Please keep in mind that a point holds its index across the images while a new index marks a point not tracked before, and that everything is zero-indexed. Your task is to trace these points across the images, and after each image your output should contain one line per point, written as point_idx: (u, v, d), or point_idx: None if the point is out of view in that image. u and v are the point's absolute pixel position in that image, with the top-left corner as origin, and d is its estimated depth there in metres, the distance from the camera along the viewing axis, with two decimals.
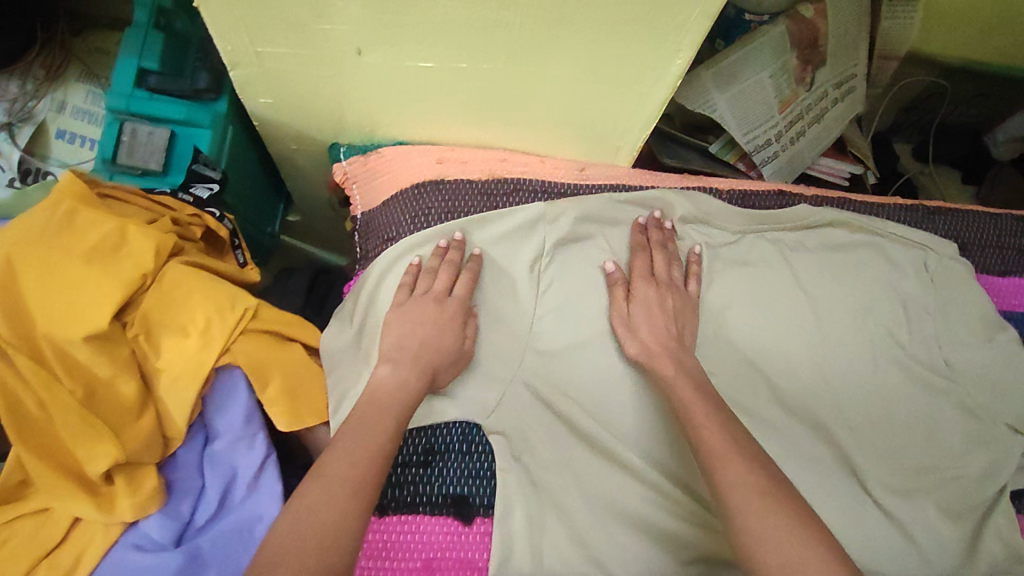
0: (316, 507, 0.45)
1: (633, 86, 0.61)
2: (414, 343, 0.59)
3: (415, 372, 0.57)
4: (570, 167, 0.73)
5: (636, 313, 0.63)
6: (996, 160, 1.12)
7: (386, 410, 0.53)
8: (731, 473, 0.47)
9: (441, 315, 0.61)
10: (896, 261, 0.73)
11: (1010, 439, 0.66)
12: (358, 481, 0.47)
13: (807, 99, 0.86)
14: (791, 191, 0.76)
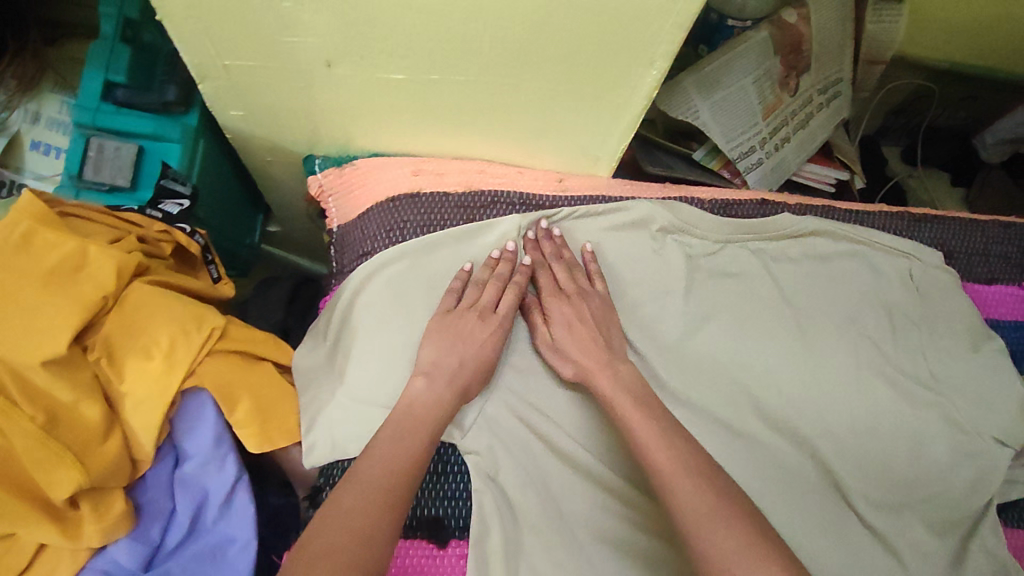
0: (330, 530, 0.46)
1: (608, 97, 0.59)
2: (452, 362, 0.59)
3: (452, 391, 0.58)
4: (549, 178, 0.72)
5: (559, 336, 0.63)
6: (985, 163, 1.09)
7: (410, 430, 0.54)
8: (687, 499, 0.48)
9: (487, 329, 0.61)
10: (880, 269, 0.72)
11: (996, 451, 0.65)
12: (366, 503, 0.48)
13: (791, 105, 0.85)
14: (771, 201, 0.75)
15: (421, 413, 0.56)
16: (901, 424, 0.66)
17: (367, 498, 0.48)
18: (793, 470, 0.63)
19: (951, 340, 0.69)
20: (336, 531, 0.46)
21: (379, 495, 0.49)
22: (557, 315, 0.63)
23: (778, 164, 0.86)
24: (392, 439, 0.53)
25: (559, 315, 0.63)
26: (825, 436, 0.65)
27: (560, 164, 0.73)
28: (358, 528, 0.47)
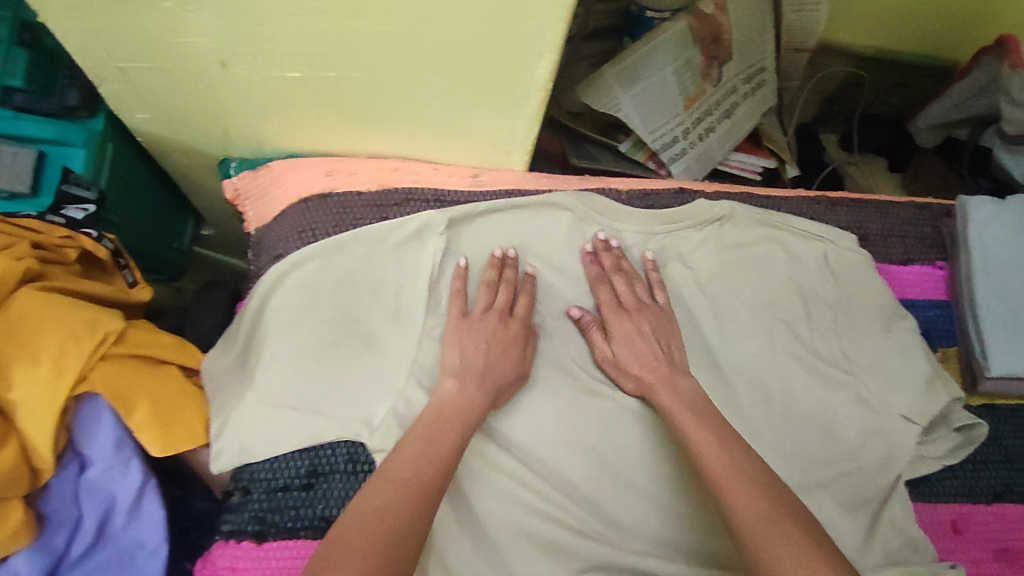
0: (366, 524, 0.47)
1: (505, 90, 0.59)
2: (478, 362, 0.61)
3: (480, 391, 0.59)
4: (464, 174, 0.72)
5: (615, 352, 0.65)
6: (921, 148, 1.10)
7: (444, 429, 0.55)
8: (742, 503, 0.51)
9: (506, 334, 0.63)
10: (798, 255, 0.72)
11: (905, 429, 0.66)
12: (406, 500, 0.49)
13: (714, 95, 0.85)
14: (689, 190, 0.76)
15: (461, 415, 0.57)
16: (814, 406, 0.67)
17: (405, 492, 0.49)
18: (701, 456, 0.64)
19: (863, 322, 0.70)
20: (376, 526, 0.47)
21: (416, 495, 0.50)
22: (621, 326, 0.66)
23: (703, 153, 0.87)
24: (423, 443, 0.54)
25: (620, 327, 0.66)
26: (745, 420, 0.65)
27: (474, 159, 0.72)
28: (397, 525, 0.47)
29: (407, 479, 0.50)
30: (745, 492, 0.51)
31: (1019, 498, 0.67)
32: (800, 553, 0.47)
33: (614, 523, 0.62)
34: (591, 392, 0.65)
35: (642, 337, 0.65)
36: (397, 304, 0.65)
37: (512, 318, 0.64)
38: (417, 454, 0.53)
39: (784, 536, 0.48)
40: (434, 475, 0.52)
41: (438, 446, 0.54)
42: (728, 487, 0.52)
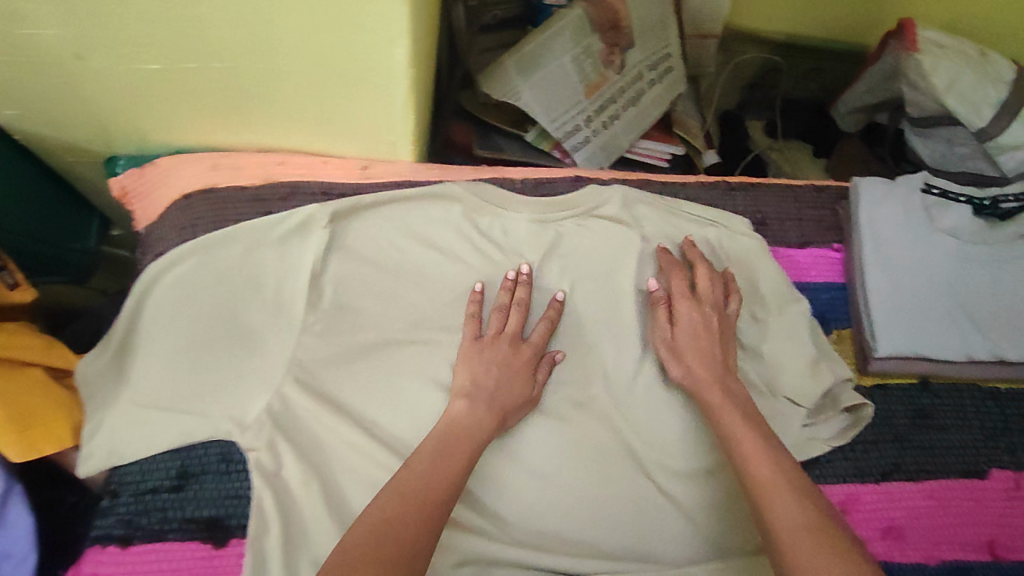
0: (373, 539, 0.44)
1: (368, 78, 0.58)
2: (488, 383, 0.59)
3: (489, 415, 0.57)
4: (352, 166, 0.70)
5: (667, 345, 0.65)
6: (845, 132, 1.10)
7: (457, 444, 0.54)
8: (782, 509, 0.49)
9: (518, 359, 0.62)
10: (696, 243, 0.71)
11: (791, 412, 0.66)
12: (411, 513, 0.47)
13: (618, 82, 0.85)
14: (588, 177, 0.74)
15: (464, 439, 0.54)
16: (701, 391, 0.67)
17: (416, 501, 0.47)
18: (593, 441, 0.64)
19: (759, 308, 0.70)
20: (385, 540, 0.44)
21: (418, 509, 0.47)
22: (686, 317, 0.65)
23: (608, 142, 0.87)
24: (434, 463, 0.51)
25: (687, 316, 0.65)
26: (632, 403, 0.67)
27: (362, 150, 0.71)
28: (401, 541, 0.44)
29: (415, 493, 0.48)
30: (790, 501, 0.49)
31: (907, 478, 0.67)
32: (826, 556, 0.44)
33: (496, 519, 0.60)
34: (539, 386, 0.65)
35: (705, 331, 0.64)
36: (277, 300, 0.64)
37: (527, 348, 0.63)
38: (426, 470, 0.50)
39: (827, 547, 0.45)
40: (445, 495, 0.49)
41: (451, 466, 0.51)
42: (771, 491, 0.50)
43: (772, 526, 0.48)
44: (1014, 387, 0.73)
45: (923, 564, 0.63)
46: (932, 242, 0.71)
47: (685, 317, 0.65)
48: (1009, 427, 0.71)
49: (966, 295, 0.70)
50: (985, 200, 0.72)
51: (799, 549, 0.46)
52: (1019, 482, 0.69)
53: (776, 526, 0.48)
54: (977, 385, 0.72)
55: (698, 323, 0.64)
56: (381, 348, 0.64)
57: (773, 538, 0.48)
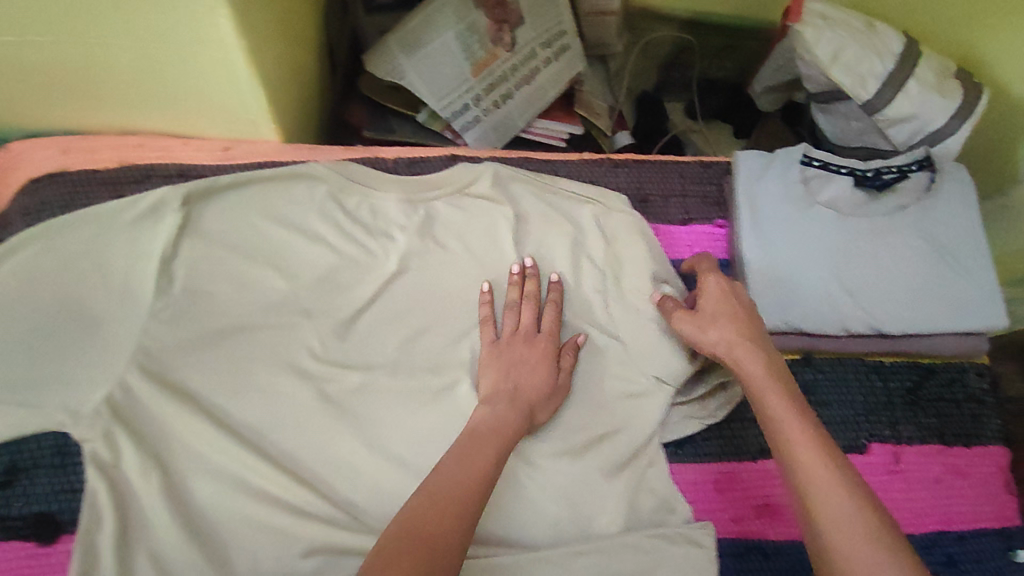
0: (410, 542, 0.42)
1: (205, 51, 0.56)
2: (511, 386, 0.59)
3: (510, 409, 0.56)
4: (213, 146, 0.68)
5: (685, 328, 0.62)
6: (762, 112, 1.09)
7: (484, 442, 0.52)
8: (837, 505, 0.48)
9: (536, 350, 0.61)
10: (573, 219, 0.70)
11: (656, 391, 0.65)
12: (442, 511, 0.45)
13: (510, 60, 0.82)
14: (462, 155, 0.72)
15: (489, 433, 0.53)
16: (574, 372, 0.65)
17: (445, 497, 0.46)
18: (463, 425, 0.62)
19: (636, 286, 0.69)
20: (421, 545, 0.42)
21: (452, 508, 0.45)
22: (711, 290, 0.63)
23: (501, 121, 0.84)
24: (461, 464, 0.49)
25: (711, 286, 0.63)
26: None
27: (225, 130, 0.68)
28: (440, 545, 0.43)
29: (444, 492, 0.46)
30: (845, 494, 0.48)
31: None
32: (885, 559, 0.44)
33: (349, 507, 0.59)
34: (393, 372, 0.63)
35: (725, 304, 0.62)
36: (125, 286, 0.61)
37: (544, 335, 0.62)
38: (455, 471, 0.49)
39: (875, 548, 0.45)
40: (475, 497, 0.47)
41: (473, 462, 0.50)
42: (821, 485, 0.49)
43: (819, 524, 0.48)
44: (896, 360, 0.72)
45: (798, 543, 0.64)
46: (811, 214, 0.70)
47: (709, 293, 0.63)
48: (891, 400, 0.71)
49: (846, 267, 0.70)
50: (867, 171, 0.72)
51: (850, 552, 0.45)
52: (898, 456, 0.69)
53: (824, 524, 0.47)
54: (859, 359, 0.71)
55: (721, 295, 0.62)
56: (235, 334, 0.62)
57: (818, 536, 0.47)
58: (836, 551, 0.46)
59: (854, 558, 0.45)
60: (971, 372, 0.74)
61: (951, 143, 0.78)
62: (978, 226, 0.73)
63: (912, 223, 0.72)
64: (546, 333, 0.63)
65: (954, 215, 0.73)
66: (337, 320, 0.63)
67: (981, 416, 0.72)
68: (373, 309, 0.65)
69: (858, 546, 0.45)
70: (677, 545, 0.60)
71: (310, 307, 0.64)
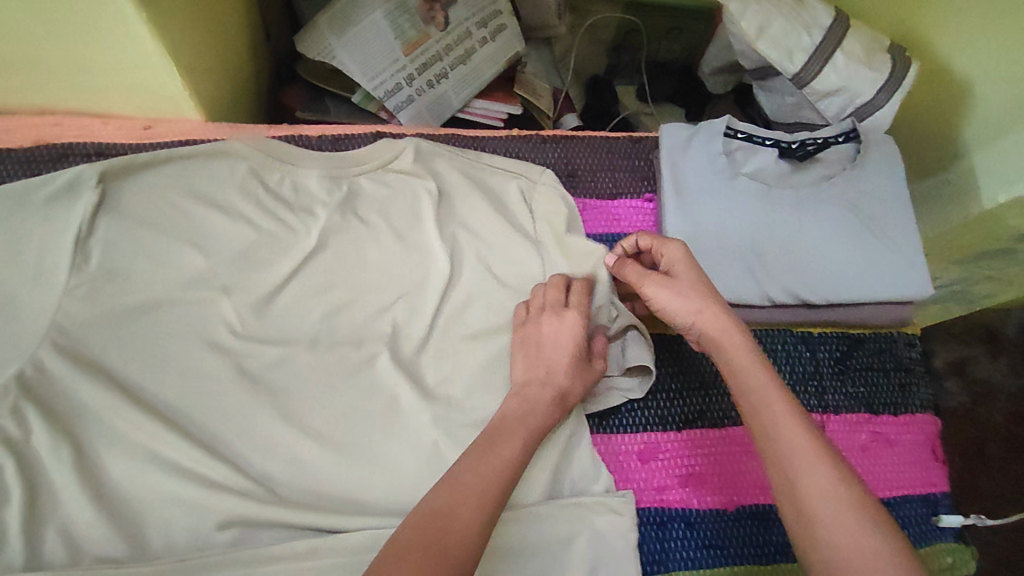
0: (425, 531, 0.44)
1: (111, 25, 0.56)
2: (541, 370, 0.60)
3: (542, 396, 0.58)
4: (132, 125, 0.68)
5: (657, 295, 0.60)
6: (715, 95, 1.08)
7: (512, 428, 0.54)
8: (816, 484, 0.47)
9: (566, 328, 0.62)
10: (498, 194, 0.71)
11: None
12: (460, 503, 0.47)
13: (442, 39, 0.83)
14: (387, 131, 0.73)
15: (517, 424, 0.55)
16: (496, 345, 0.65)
17: (467, 490, 0.48)
18: (384, 397, 0.63)
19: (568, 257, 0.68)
20: (435, 538, 0.44)
21: (470, 501, 0.47)
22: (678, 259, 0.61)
23: (436, 100, 0.85)
24: (479, 457, 0.51)
25: (678, 255, 0.62)
26: (427, 356, 0.65)
27: (145, 109, 0.69)
28: (459, 540, 0.44)
29: (464, 483, 0.48)
30: (829, 472, 0.47)
31: (712, 425, 0.68)
32: (867, 542, 0.44)
33: (269, 481, 0.59)
34: (315, 343, 0.63)
35: (697, 273, 0.60)
36: (39, 265, 0.60)
37: (574, 309, 0.63)
38: (478, 464, 0.50)
39: (855, 516, 0.45)
40: (500, 490, 0.49)
41: (496, 455, 0.51)
42: (802, 465, 0.48)
43: (799, 492, 0.48)
44: (825, 331, 0.72)
45: (721, 510, 0.65)
46: (735, 185, 0.71)
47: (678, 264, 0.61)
48: (819, 371, 0.70)
49: (771, 236, 0.70)
50: (792, 144, 0.72)
51: (832, 521, 0.45)
52: (824, 425, 0.69)
53: (806, 493, 0.47)
54: (787, 330, 0.71)
55: (691, 265, 0.60)
56: (151, 311, 0.61)
57: (807, 520, 0.46)
58: (818, 519, 0.46)
59: (835, 527, 0.45)
60: (900, 343, 0.74)
61: (879, 115, 0.78)
62: (905, 197, 0.74)
63: (837, 193, 0.72)
64: (577, 307, 0.63)
65: (880, 185, 0.73)
66: (256, 296, 0.63)
67: (909, 385, 0.73)
68: (293, 285, 0.65)
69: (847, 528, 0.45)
70: (598, 513, 0.60)
71: (227, 283, 0.63)
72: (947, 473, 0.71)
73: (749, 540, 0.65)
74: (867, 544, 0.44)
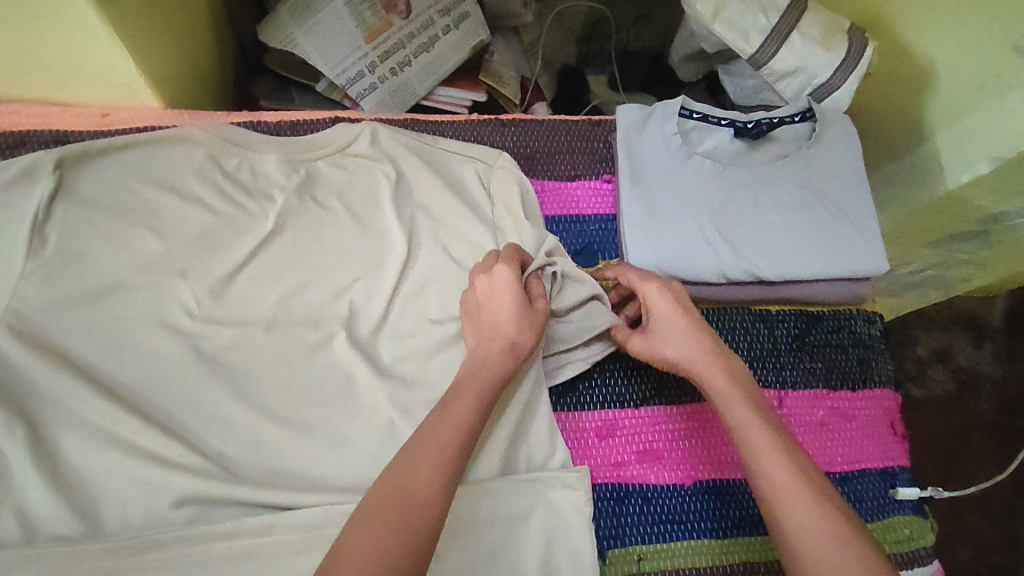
0: (384, 498, 0.45)
1: (57, 12, 0.56)
2: (488, 327, 0.59)
3: (494, 351, 0.57)
4: (90, 113, 0.69)
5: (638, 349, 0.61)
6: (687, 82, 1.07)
7: (466, 386, 0.54)
8: (785, 491, 0.49)
9: (498, 279, 0.61)
10: (454, 175, 0.72)
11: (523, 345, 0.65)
12: (417, 468, 0.47)
13: (405, 27, 0.83)
14: (345, 117, 0.74)
15: (473, 381, 0.55)
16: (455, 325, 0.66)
17: (424, 456, 0.48)
18: (342, 377, 0.63)
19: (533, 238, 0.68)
20: (392, 505, 0.44)
21: (427, 466, 0.47)
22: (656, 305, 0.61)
23: (401, 86, 0.86)
24: (437, 424, 0.50)
25: (656, 297, 0.62)
26: (386, 335, 0.66)
27: (103, 98, 0.70)
28: (418, 506, 0.45)
29: (423, 447, 0.48)
30: (797, 480, 0.49)
31: (669, 401, 0.68)
32: (835, 543, 0.45)
33: (226, 461, 0.59)
34: (273, 325, 0.64)
35: (674, 319, 0.60)
36: None
37: (501, 262, 0.62)
38: (435, 428, 0.50)
39: (846, 554, 0.44)
40: (458, 449, 0.49)
41: (453, 416, 0.51)
42: (770, 474, 0.50)
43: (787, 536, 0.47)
44: (782, 309, 0.73)
45: (678, 485, 0.66)
46: (690, 165, 0.71)
47: (656, 311, 0.61)
48: (776, 347, 0.71)
49: (726, 214, 0.71)
50: (748, 123, 0.72)
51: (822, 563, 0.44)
52: (781, 401, 0.69)
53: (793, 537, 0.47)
54: (744, 308, 0.72)
55: (667, 309, 0.61)
56: (106, 294, 0.62)
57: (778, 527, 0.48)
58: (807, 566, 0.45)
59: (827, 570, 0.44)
60: (860, 320, 0.74)
61: (839, 95, 0.79)
62: (861, 175, 0.74)
63: (791, 172, 0.73)
64: (504, 262, 0.62)
65: (836, 165, 0.74)
66: (213, 279, 0.64)
67: (868, 361, 0.73)
68: (250, 268, 0.65)
69: (815, 532, 0.46)
70: (553, 488, 0.61)
71: (185, 266, 0.64)
72: (906, 448, 0.72)
73: (707, 513, 0.65)
74: (834, 546, 0.45)
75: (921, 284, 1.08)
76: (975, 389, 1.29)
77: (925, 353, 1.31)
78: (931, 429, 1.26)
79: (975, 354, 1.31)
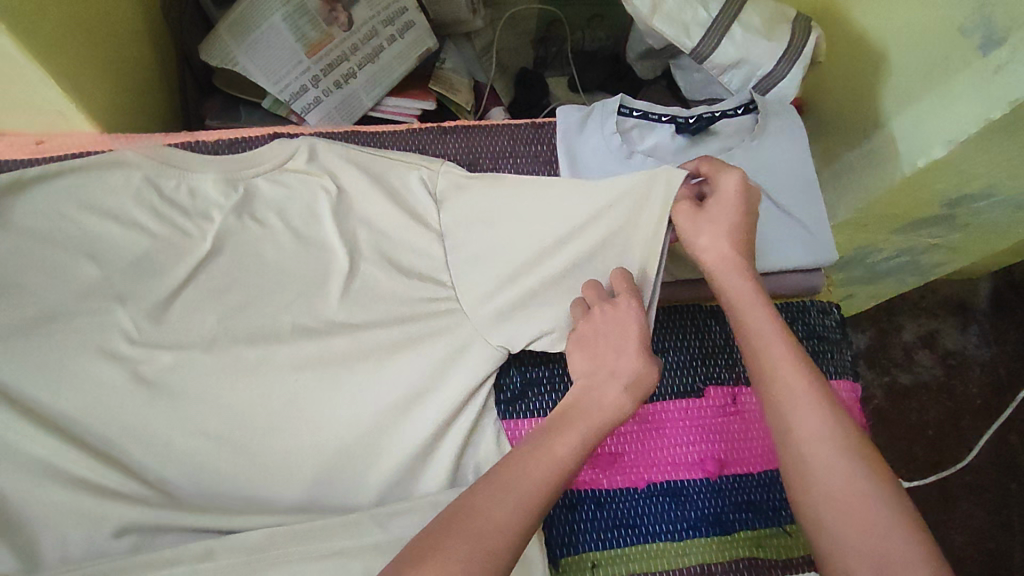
0: (460, 531, 0.44)
1: None
2: (603, 364, 0.56)
3: (620, 390, 0.54)
4: (24, 142, 0.69)
5: (681, 220, 0.61)
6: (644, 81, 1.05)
7: (576, 417, 0.52)
8: (803, 421, 0.50)
9: (621, 314, 0.58)
10: (397, 185, 0.70)
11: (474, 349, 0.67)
12: (497, 505, 0.45)
13: (346, 40, 0.83)
14: (285, 133, 0.74)
15: (578, 415, 0.52)
16: (405, 340, 0.66)
17: (509, 493, 0.46)
18: (292, 396, 0.63)
19: (504, 250, 0.67)
20: (464, 539, 0.43)
21: (510, 501, 0.45)
22: (727, 193, 0.60)
23: (346, 98, 0.86)
24: (532, 455, 0.49)
25: (730, 186, 0.60)
26: (334, 353, 0.65)
27: (37, 125, 0.69)
28: (496, 544, 0.43)
29: (513, 482, 0.47)
30: (817, 412, 0.50)
31: None
32: (850, 471, 0.48)
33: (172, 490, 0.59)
34: (225, 347, 0.63)
35: (734, 211, 0.60)
36: None
37: (620, 297, 0.59)
38: (529, 461, 0.48)
39: (862, 480, 0.47)
40: (552, 488, 0.47)
41: (551, 451, 0.49)
42: (793, 401, 0.51)
43: (796, 431, 0.50)
44: None
45: (631, 489, 0.65)
46: (631, 163, 0.72)
47: (721, 196, 0.61)
48: (730, 346, 0.71)
49: None
50: (689, 118, 0.73)
51: (823, 465, 0.48)
52: (736, 397, 0.69)
53: (796, 434, 0.50)
54: (699, 305, 0.72)
55: (736, 201, 0.60)
56: (42, 323, 0.61)
57: (796, 450, 0.50)
58: (802, 458, 0.49)
59: (824, 469, 0.48)
60: (812, 311, 0.75)
61: (785, 86, 0.78)
62: (809, 166, 0.73)
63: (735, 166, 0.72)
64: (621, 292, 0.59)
65: (780, 157, 0.74)
66: (151, 302, 0.63)
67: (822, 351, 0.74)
68: (192, 288, 0.65)
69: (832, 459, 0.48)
70: None
71: (123, 291, 0.63)
72: None
73: (660, 517, 0.64)
74: (850, 474, 0.48)
75: (896, 271, 1.07)
76: (963, 372, 1.27)
77: (911, 339, 1.29)
78: (921, 415, 1.25)
79: (961, 337, 1.30)
